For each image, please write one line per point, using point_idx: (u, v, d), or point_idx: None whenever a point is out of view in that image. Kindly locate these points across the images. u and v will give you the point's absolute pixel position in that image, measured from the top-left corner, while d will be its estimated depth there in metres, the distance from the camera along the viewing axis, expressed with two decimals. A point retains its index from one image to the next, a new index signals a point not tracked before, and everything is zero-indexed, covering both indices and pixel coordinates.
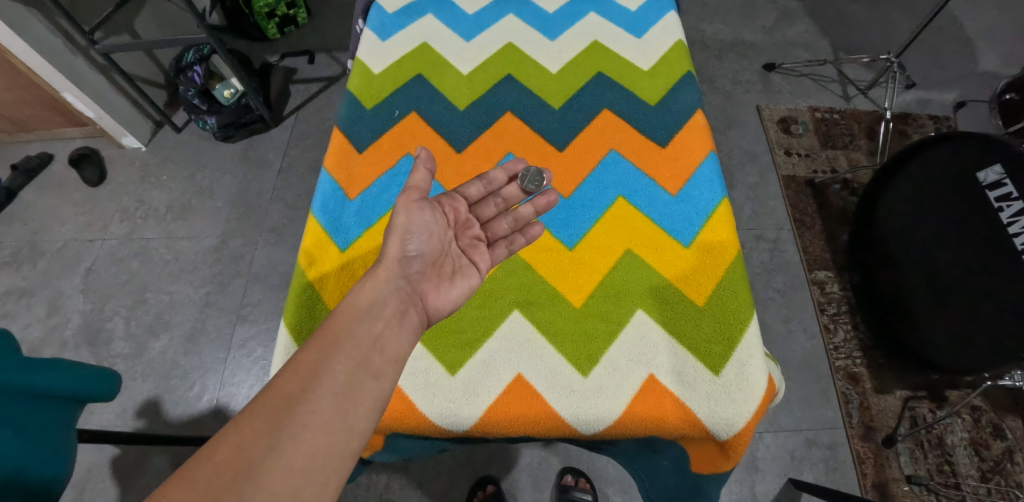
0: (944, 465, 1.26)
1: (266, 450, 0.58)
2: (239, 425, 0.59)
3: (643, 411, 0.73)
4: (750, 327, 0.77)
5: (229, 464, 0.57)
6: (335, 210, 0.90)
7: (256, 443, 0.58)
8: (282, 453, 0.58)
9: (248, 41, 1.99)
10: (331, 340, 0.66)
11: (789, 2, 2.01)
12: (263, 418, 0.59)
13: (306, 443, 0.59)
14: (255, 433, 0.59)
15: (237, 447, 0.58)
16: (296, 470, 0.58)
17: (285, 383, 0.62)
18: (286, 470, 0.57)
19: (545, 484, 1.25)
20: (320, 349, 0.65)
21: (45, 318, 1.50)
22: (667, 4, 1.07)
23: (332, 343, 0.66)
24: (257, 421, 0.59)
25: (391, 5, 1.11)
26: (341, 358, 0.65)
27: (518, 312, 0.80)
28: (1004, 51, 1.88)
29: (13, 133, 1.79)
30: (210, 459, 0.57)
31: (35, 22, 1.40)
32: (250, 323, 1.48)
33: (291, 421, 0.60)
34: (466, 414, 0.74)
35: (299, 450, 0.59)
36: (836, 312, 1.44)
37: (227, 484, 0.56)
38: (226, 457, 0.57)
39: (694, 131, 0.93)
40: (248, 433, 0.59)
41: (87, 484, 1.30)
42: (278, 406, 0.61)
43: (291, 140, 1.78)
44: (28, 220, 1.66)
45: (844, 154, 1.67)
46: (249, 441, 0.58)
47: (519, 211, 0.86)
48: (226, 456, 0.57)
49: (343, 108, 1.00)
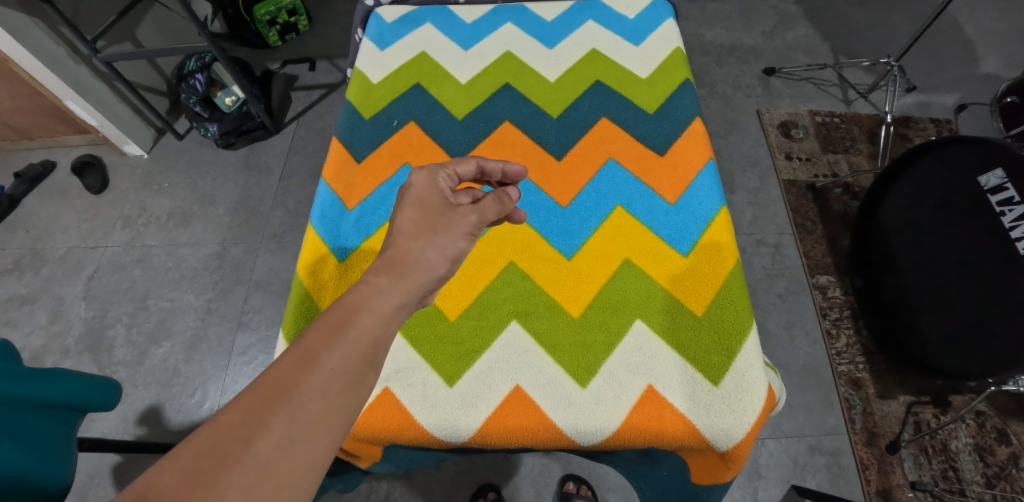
0: (948, 471, 1.25)
1: (270, 439, 0.49)
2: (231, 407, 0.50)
3: (643, 422, 0.73)
4: (750, 337, 0.77)
5: (218, 450, 0.48)
6: (334, 220, 0.90)
7: (254, 432, 0.49)
8: (287, 442, 0.50)
9: (250, 48, 2.00)
10: (339, 322, 0.57)
11: (788, 7, 2.02)
12: (257, 405, 0.51)
13: (312, 433, 0.51)
14: (254, 419, 0.50)
15: (229, 433, 0.49)
16: (300, 463, 0.50)
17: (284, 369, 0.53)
18: (292, 464, 0.50)
19: (546, 490, 1.25)
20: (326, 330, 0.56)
21: (47, 326, 1.51)
22: (665, 12, 1.08)
23: (337, 331, 0.56)
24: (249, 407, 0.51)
25: (390, 15, 1.12)
26: (350, 340, 0.56)
27: (516, 323, 0.80)
28: (1005, 54, 1.87)
29: (16, 141, 1.80)
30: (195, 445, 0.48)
31: (38, 31, 1.41)
32: (251, 330, 1.49)
33: (292, 413, 0.51)
34: (465, 425, 0.74)
35: (303, 441, 0.51)
36: (839, 317, 1.44)
37: (224, 477, 0.47)
38: (213, 443, 0.48)
39: (693, 138, 0.93)
40: (243, 415, 0.50)
41: (88, 491, 1.30)
42: (275, 392, 0.51)
43: (292, 147, 1.79)
44: (31, 227, 1.67)
45: (845, 158, 1.67)
46: (246, 427, 0.50)
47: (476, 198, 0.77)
48: (213, 443, 0.48)
49: (342, 118, 1.01)
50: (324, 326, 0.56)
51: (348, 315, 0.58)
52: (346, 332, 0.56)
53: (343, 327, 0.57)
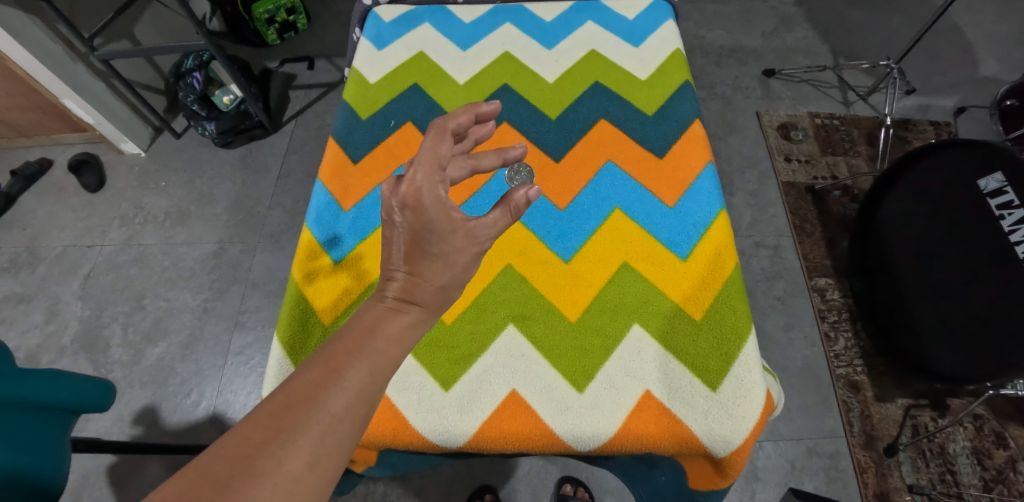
0: (946, 474, 1.25)
1: (297, 456, 0.49)
2: (255, 422, 0.50)
3: (640, 428, 0.72)
4: (748, 342, 0.76)
5: (240, 459, 0.48)
6: (330, 221, 0.89)
7: (283, 449, 0.49)
8: (315, 459, 0.49)
9: (248, 47, 1.99)
10: (358, 340, 0.56)
11: (788, 8, 2.01)
12: (280, 416, 0.50)
13: (337, 449, 0.51)
14: (282, 435, 0.49)
15: (256, 448, 0.48)
16: (325, 479, 0.50)
17: (309, 380, 0.52)
18: (317, 479, 0.50)
19: (543, 493, 1.24)
20: (347, 348, 0.56)
21: (43, 325, 1.50)
22: (665, 13, 1.07)
23: (359, 346, 0.56)
24: (271, 418, 0.50)
25: (388, 14, 1.11)
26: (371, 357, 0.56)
27: (513, 327, 0.79)
28: (1004, 56, 1.87)
29: (13, 138, 1.79)
30: (219, 455, 0.48)
31: (34, 29, 1.40)
32: (247, 329, 1.48)
33: (316, 426, 0.50)
34: (460, 430, 0.73)
35: (328, 458, 0.50)
36: (837, 320, 1.43)
37: (252, 491, 0.46)
38: (236, 453, 0.48)
39: (692, 141, 0.93)
40: (270, 430, 0.49)
41: (84, 491, 1.29)
42: (300, 405, 0.51)
43: (290, 146, 1.78)
44: (27, 225, 1.66)
45: (844, 160, 1.67)
46: (273, 443, 0.49)
47: (479, 162, 0.71)
48: (236, 452, 0.48)
49: (339, 119, 1.00)
50: (345, 344, 0.56)
51: (366, 331, 0.57)
52: (369, 348, 0.56)
53: (364, 343, 0.56)
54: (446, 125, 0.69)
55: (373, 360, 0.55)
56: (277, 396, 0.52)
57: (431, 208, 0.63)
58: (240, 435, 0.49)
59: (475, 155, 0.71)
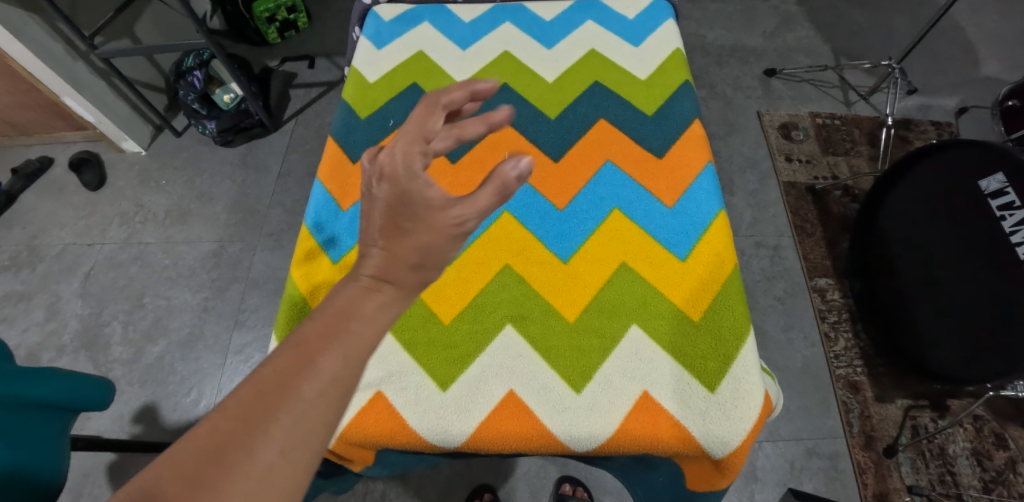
0: (945, 475, 1.25)
1: (270, 447, 0.45)
2: (224, 413, 0.46)
3: (638, 429, 0.72)
4: (746, 343, 0.76)
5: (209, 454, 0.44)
6: (328, 221, 0.89)
7: (254, 439, 0.45)
8: (289, 448, 0.46)
9: (248, 45, 1.99)
10: (333, 321, 0.52)
11: (789, 8, 2.01)
12: (249, 407, 0.47)
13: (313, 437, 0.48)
14: (253, 425, 0.46)
15: (226, 440, 0.45)
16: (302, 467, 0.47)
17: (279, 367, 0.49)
18: (294, 469, 0.46)
19: (542, 492, 1.24)
20: (322, 330, 0.51)
21: (44, 323, 1.50)
22: (665, 13, 1.07)
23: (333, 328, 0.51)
24: (240, 409, 0.46)
25: (387, 13, 1.11)
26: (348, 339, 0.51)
27: (511, 327, 0.79)
28: (1007, 56, 1.87)
29: (14, 137, 1.80)
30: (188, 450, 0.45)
31: (35, 27, 1.40)
32: (247, 328, 1.48)
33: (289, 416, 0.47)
34: (457, 431, 0.73)
35: (304, 446, 0.47)
36: (837, 320, 1.43)
37: (224, 486, 0.44)
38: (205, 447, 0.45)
39: (692, 141, 0.93)
40: (239, 421, 0.46)
41: (84, 489, 1.29)
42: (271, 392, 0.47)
43: (290, 145, 1.78)
44: (28, 224, 1.66)
45: (845, 161, 1.66)
46: (242, 433, 0.45)
47: (466, 133, 0.64)
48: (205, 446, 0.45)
49: (337, 118, 1.00)
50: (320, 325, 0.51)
51: (342, 311, 0.53)
52: (346, 330, 0.52)
53: (341, 324, 0.52)
54: (437, 98, 0.62)
55: (348, 344, 0.51)
56: (248, 383, 0.48)
57: (404, 180, 0.59)
58: (208, 426, 0.46)
59: (460, 125, 0.64)
